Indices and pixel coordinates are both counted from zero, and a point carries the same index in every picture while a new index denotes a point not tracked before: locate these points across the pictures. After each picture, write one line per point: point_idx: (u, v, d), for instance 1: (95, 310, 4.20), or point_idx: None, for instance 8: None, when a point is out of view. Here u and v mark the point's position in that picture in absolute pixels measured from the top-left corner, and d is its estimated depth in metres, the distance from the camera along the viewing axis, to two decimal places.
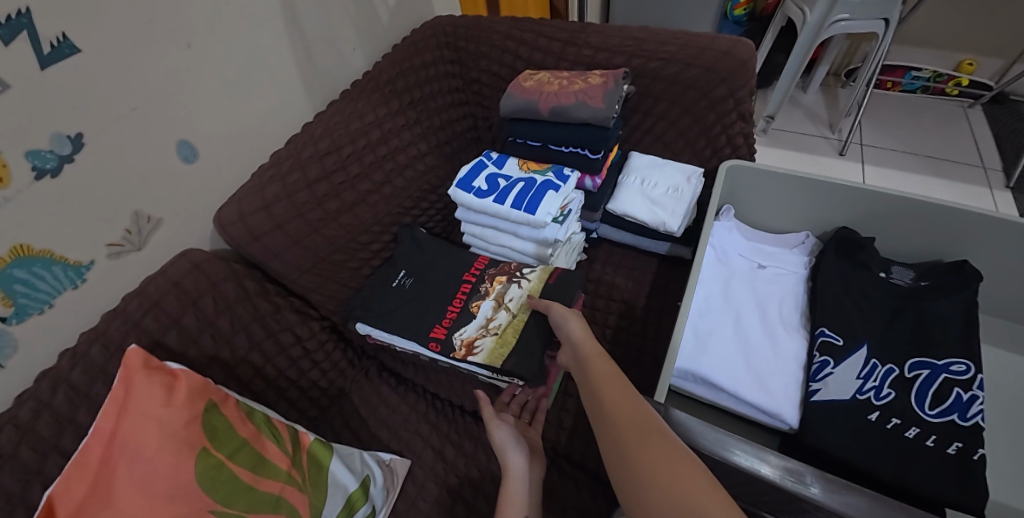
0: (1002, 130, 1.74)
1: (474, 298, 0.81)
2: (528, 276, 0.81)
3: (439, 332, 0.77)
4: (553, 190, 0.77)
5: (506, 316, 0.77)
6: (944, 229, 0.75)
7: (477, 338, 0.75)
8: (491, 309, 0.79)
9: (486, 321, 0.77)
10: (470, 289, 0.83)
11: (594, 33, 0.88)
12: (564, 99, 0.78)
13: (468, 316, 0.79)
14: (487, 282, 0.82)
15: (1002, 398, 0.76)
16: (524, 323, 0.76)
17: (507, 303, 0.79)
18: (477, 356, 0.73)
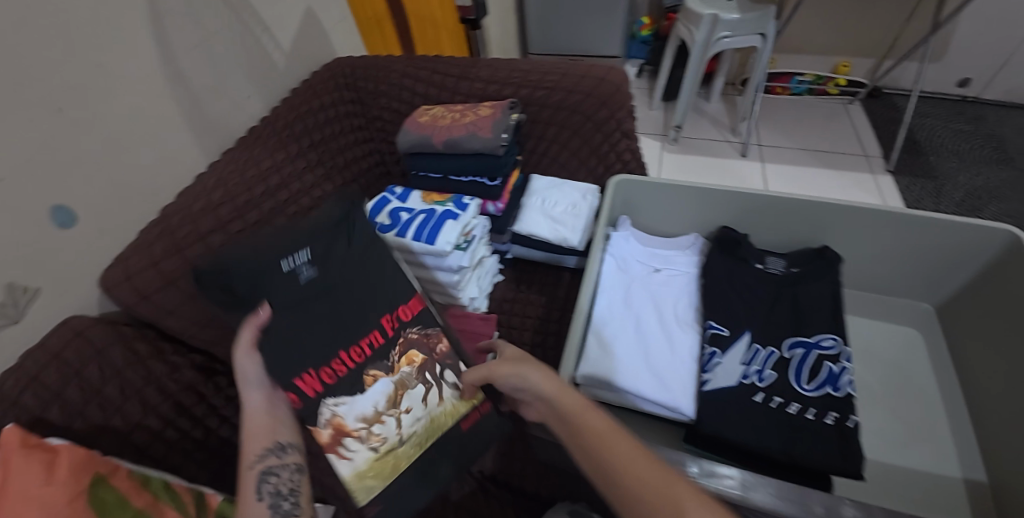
0: (879, 120, 1.95)
1: (339, 399, 0.60)
2: (444, 401, 0.67)
3: (310, 383, 0.57)
4: (452, 219, 0.80)
5: (396, 427, 0.64)
6: (810, 219, 0.83)
7: (352, 438, 0.61)
8: (385, 401, 0.63)
9: (370, 417, 0.62)
10: (377, 349, 0.63)
11: (484, 67, 0.92)
12: (455, 131, 0.82)
13: (359, 388, 0.62)
14: (394, 358, 0.64)
15: (874, 363, 0.85)
16: (403, 462, 0.65)
17: (405, 412, 0.65)
18: (344, 464, 0.61)
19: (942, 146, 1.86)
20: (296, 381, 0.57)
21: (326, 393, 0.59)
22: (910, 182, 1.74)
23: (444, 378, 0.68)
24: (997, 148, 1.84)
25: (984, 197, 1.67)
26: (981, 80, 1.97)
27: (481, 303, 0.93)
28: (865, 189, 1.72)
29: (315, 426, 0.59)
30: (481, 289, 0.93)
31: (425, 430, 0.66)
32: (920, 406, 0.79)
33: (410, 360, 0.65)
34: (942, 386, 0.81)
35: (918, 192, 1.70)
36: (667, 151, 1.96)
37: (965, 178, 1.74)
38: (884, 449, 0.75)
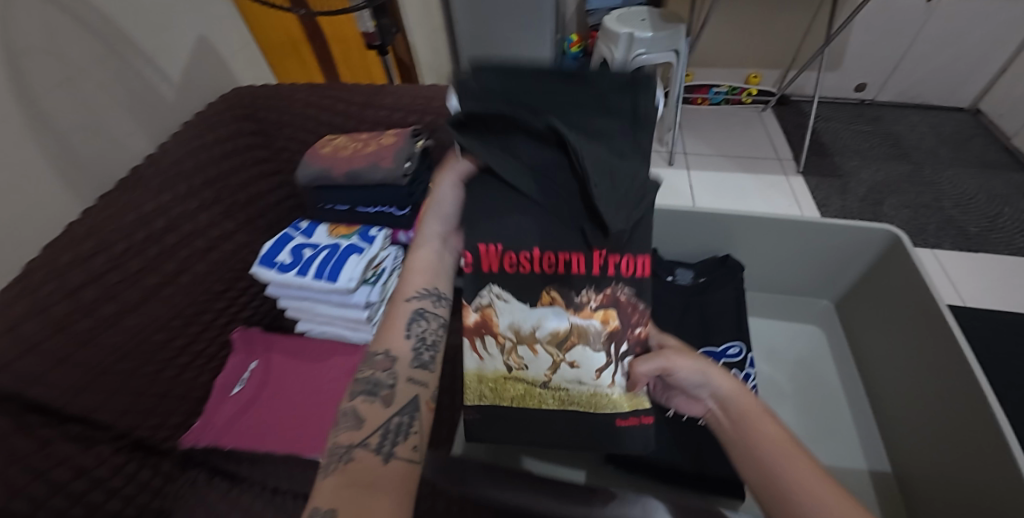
0: (789, 126, 2.09)
1: (602, 289, 0.55)
2: (613, 385, 0.58)
3: (489, 258, 0.55)
4: (356, 254, 0.77)
5: (555, 363, 0.58)
6: (716, 230, 0.86)
7: (494, 339, 0.59)
8: (529, 331, 0.58)
9: (563, 339, 0.56)
10: (574, 272, 0.55)
11: (389, 94, 0.90)
12: (356, 162, 0.79)
13: (508, 301, 0.57)
14: (583, 298, 0.55)
15: (783, 363, 0.88)
16: (534, 400, 0.61)
17: (572, 366, 0.57)
18: (477, 360, 0.61)
19: (846, 147, 2.02)
20: (481, 244, 0.55)
21: (550, 279, 0.56)
22: (820, 182, 1.86)
23: (621, 353, 0.57)
24: (892, 146, 2.02)
25: (885, 192, 1.82)
26: (874, 85, 2.16)
27: None
28: (781, 191, 1.83)
29: (469, 304, 0.58)
30: None
31: (592, 397, 0.58)
32: (825, 401, 0.83)
33: (607, 318, 0.55)
34: (846, 380, 0.85)
35: (827, 190, 1.83)
36: None
37: (867, 175, 1.89)
38: (794, 447, 0.78)
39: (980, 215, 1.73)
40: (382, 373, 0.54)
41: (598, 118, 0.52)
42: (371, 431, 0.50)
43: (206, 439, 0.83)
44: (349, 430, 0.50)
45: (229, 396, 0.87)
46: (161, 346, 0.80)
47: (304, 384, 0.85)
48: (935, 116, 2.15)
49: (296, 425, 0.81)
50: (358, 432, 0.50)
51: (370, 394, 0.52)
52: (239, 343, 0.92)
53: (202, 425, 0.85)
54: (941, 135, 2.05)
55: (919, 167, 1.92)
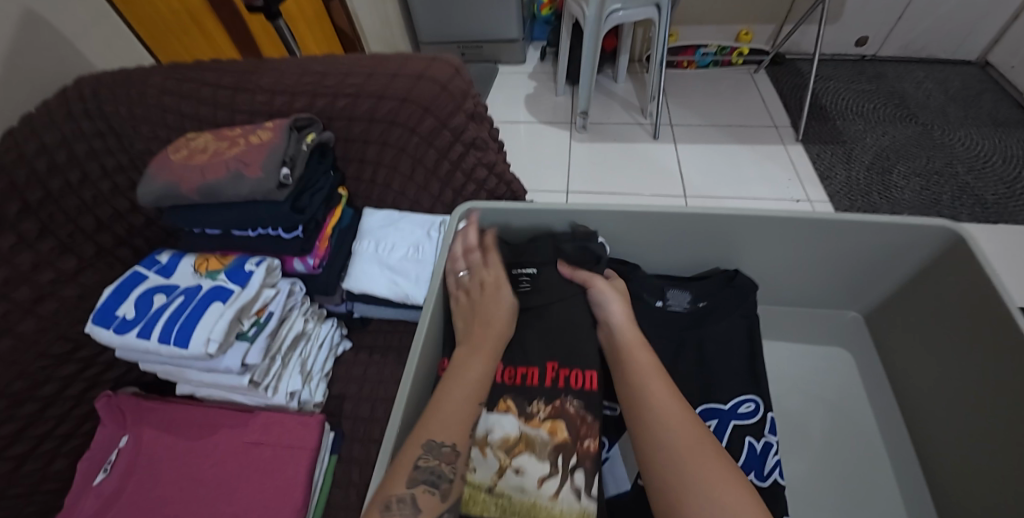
0: (784, 88, 1.87)
1: (550, 401, 0.52)
2: (559, 498, 0.46)
3: None
4: (220, 300, 0.55)
5: (500, 469, 0.48)
6: (711, 233, 0.65)
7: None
8: (506, 441, 0.49)
9: (515, 444, 0.49)
10: (528, 386, 0.54)
11: (268, 72, 0.67)
12: (211, 173, 0.57)
13: (494, 404, 0.52)
14: (557, 409, 0.51)
15: (805, 397, 0.70)
16: (476, 507, 0.47)
17: (518, 471, 0.47)
18: None
19: (848, 109, 1.80)
20: None
21: (508, 386, 0.53)
22: (821, 150, 1.66)
23: (573, 466, 0.47)
24: (899, 106, 1.80)
25: (892, 157, 1.62)
26: (877, 38, 1.93)
27: (315, 392, 0.69)
28: (780, 162, 1.62)
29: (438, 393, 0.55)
30: (310, 373, 0.69)
31: (535, 510, 0.45)
32: (857, 449, 0.65)
33: (556, 429, 0.50)
34: (881, 417, 0.67)
35: (831, 159, 1.62)
36: (575, 141, 1.77)
37: (873, 140, 1.68)
38: (819, 513, 0.61)
39: (997, 180, 1.54)
40: (444, 462, 0.44)
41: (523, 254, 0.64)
42: None
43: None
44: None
45: (92, 486, 0.64)
46: None
47: (188, 468, 0.63)
48: (942, 70, 1.93)
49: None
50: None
51: (434, 484, 0.42)
52: (110, 413, 0.69)
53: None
54: (951, 92, 1.84)
55: (929, 129, 1.71)
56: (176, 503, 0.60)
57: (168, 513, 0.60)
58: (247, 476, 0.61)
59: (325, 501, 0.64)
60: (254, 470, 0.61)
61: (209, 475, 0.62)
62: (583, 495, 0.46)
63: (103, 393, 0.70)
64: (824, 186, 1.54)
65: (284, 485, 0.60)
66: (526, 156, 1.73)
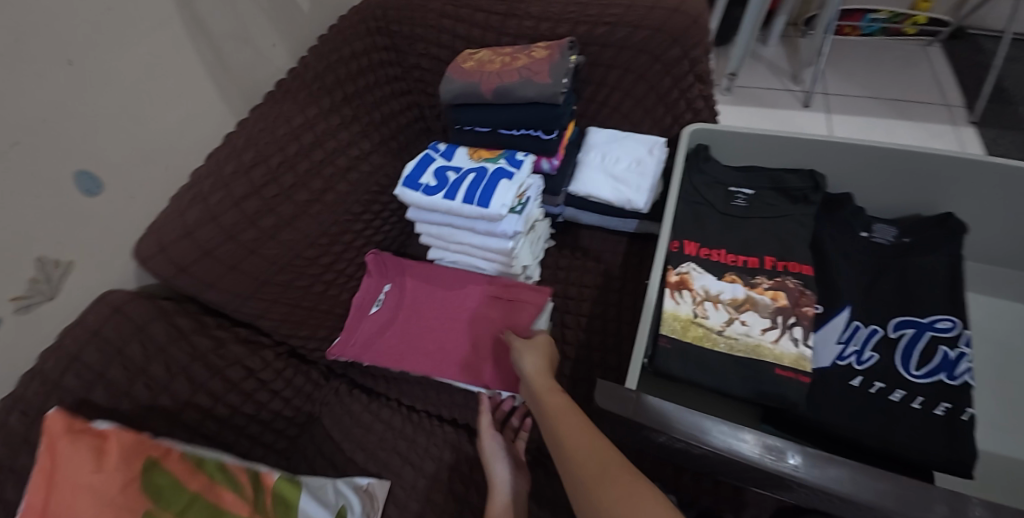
0: (960, 66, 1.74)
1: (772, 277, 0.66)
2: (777, 342, 0.61)
3: (690, 249, 0.71)
4: (506, 179, 0.71)
5: (730, 319, 0.63)
6: (921, 177, 0.72)
7: (690, 292, 0.65)
8: (734, 301, 0.64)
9: (742, 304, 0.64)
10: (750, 268, 0.68)
11: (535, 2, 0.81)
12: (506, 77, 0.72)
13: (719, 273, 0.67)
14: (772, 284, 0.65)
15: (989, 344, 0.75)
16: (709, 342, 0.62)
17: (744, 322, 0.63)
18: (672, 300, 0.65)
19: None
20: (687, 238, 0.72)
21: (732, 266, 0.68)
22: (997, 135, 1.55)
23: (792, 323, 0.62)
24: None
25: None
26: None
27: (533, 271, 0.86)
28: (945, 143, 1.55)
29: (671, 268, 0.68)
30: (534, 255, 0.85)
31: (758, 348, 0.61)
32: None
33: (776, 297, 0.64)
34: None
35: (1007, 146, 1.52)
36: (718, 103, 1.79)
37: None
38: (1004, 437, 0.67)
39: None
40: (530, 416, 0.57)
41: (741, 176, 0.77)
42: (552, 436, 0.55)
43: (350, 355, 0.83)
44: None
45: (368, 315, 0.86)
46: (311, 262, 0.80)
47: (448, 313, 0.83)
48: None
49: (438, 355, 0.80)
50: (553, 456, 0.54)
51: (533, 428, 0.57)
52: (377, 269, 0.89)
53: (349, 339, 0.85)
54: None
55: None
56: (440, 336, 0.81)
57: (432, 344, 0.81)
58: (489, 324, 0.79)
59: None
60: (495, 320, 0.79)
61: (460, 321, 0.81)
62: (800, 344, 0.61)
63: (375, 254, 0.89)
64: None
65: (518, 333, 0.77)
66: None
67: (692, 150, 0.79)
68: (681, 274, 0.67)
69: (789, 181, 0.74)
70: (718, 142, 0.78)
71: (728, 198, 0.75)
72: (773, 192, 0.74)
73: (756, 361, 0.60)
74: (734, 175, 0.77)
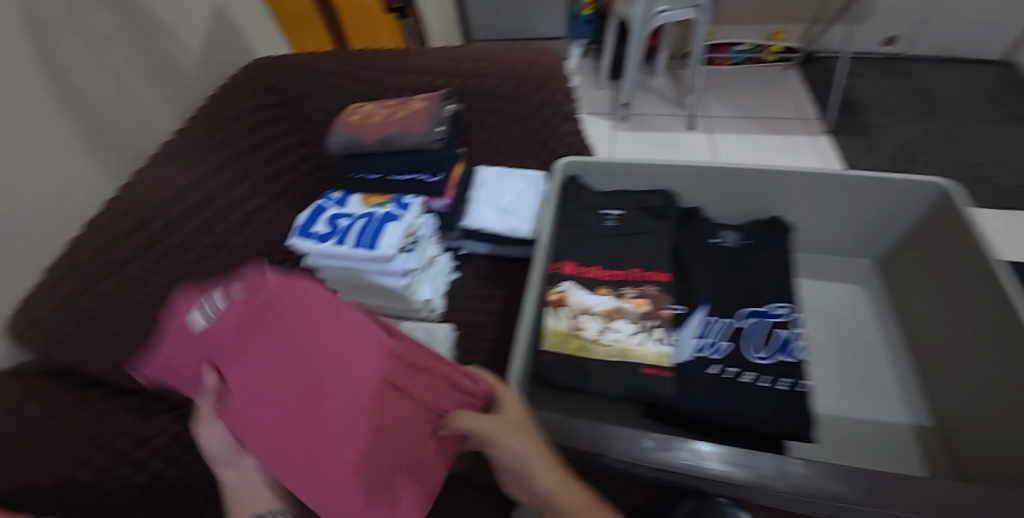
0: (813, 84, 2.03)
1: (637, 286, 0.74)
2: (643, 344, 0.68)
3: (568, 268, 0.78)
4: (393, 221, 0.76)
5: (602, 328, 0.69)
6: (755, 188, 0.85)
7: (567, 308, 0.71)
8: (607, 311, 0.71)
9: (612, 313, 0.71)
10: (619, 279, 0.75)
11: (413, 57, 0.88)
12: (387, 129, 0.78)
13: (592, 288, 0.74)
14: (636, 292, 0.73)
15: (827, 323, 0.87)
16: (585, 351, 0.69)
17: (615, 330, 0.69)
18: (552, 317, 0.71)
19: (874, 104, 1.94)
20: (563, 259, 0.79)
21: (605, 280, 0.75)
22: (848, 140, 1.81)
23: (655, 325, 0.70)
24: (923, 102, 1.93)
25: (915, 149, 1.76)
26: (904, 38, 2.07)
27: (438, 304, 0.89)
28: (807, 151, 1.78)
29: (551, 287, 0.74)
30: (435, 288, 0.89)
31: (627, 352, 0.68)
32: (867, 357, 0.83)
33: (641, 304, 0.72)
34: (887, 335, 0.85)
35: (856, 149, 1.77)
36: (618, 130, 1.96)
37: (897, 132, 1.82)
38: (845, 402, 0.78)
39: (1015, 171, 1.67)
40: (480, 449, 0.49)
41: (609, 199, 0.86)
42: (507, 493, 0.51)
43: (205, 432, 0.38)
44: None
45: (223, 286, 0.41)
46: None
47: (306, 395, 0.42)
48: (970, 68, 2.04)
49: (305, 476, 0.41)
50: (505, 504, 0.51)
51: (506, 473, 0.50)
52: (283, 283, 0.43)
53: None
54: (976, 90, 1.95)
55: (951, 124, 1.84)
56: None
57: (311, 433, 0.41)
58: (415, 440, 0.49)
59: None
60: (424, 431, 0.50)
61: (348, 424, 0.44)
62: (662, 343, 0.68)
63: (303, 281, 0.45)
64: None
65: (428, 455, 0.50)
66: None
67: (567, 180, 0.88)
68: (561, 292, 0.73)
69: (648, 201, 0.84)
70: (586, 170, 0.88)
71: (599, 220, 0.84)
72: (637, 211, 0.84)
73: (626, 364, 0.67)
74: (602, 199, 0.86)
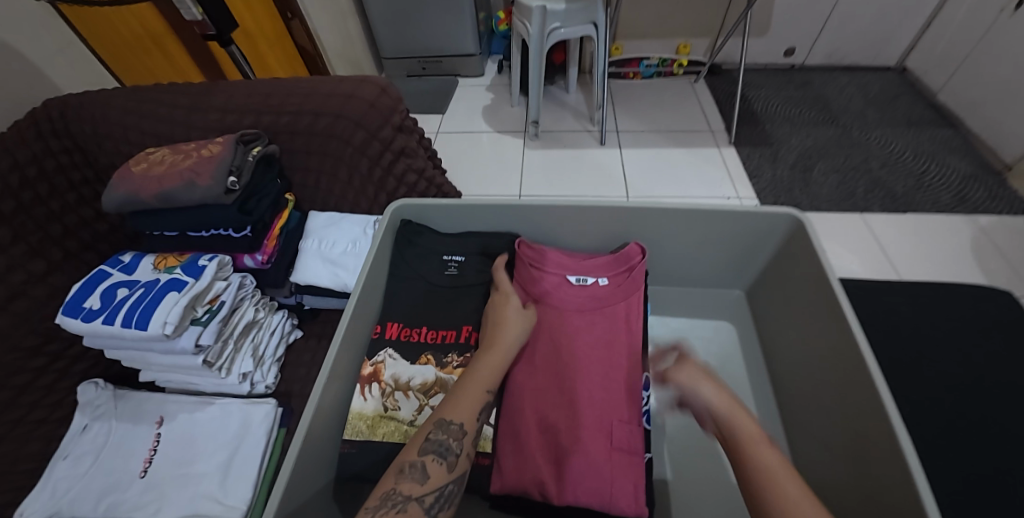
0: (720, 96, 2.04)
1: (463, 353, 0.65)
2: None
3: (392, 332, 0.68)
4: (176, 291, 0.64)
5: (419, 407, 0.61)
6: (611, 222, 0.77)
7: (380, 385, 0.62)
8: (426, 387, 0.62)
9: (431, 387, 0.62)
10: (447, 343, 0.66)
11: (220, 93, 0.77)
12: (168, 182, 0.66)
13: (415, 356, 0.65)
14: (462, 359, 0.64)
15: (694, 364, 0.82)
16: (399, 437, 0.59)
17: (434, 408, 0.60)
18: (362, 399, 0.61)
19: (776, 114, 1.97)
20: (391, 320, 0.69)
21: (430, 345, 0.66)
22: (752, 151, 1.82)
23: None
24: (821, 110, 1.98)
25: (814, 157, 1.79)
26: (802, 49, 2.12)
27: (264, 375, 0.77)
28: (713, 163, 1.78)
29: (366, 359, 0.64)
30: (263, 355, 0.77)
31: None
32: (733, 397, 0.78)
33: None
34: (753, 372, 0.80)
35: (759, 160, 1.78)
36: (528, 148, 1.90)
37: (797, 141, 1.85)
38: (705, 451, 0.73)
39: (906, 174, 1.71)
40: (452, 436, 0.50)
41: (453, 243, 0.77)
42: (431, 491, 0.46)
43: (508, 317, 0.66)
44: (410, 482, 0.46)
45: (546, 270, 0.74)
46: None
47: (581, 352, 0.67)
48: (863, 76, 2.12)
49: (514, 414, 0.62)
50: (420, 486, 0.46)
51: (442, 455, 0.49)
52: (616, 258, 0.76)
53: (42, 495, 0.69)
54: (870, 96, 2.02)
55: (848, 131, 1.89)
56: (147, 477, 0.70)
57: (590, 362, 0.65)
58: (594, 453, 0.57)
59: (275, 467, 0.73)
60: (620, 458, 0.58)
61: (585, 435, 0.58)
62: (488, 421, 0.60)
63: (638, 263, 0.73)
64: (753, 184, 1.69)
65: (607, 475, 0.56)
66: (483, 162, 1.86)
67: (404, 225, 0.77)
68: (378, 366, 0.63)
69: (493, 245, 0.77)
70: (427, 212, 0.77)
71: (441, 268, 0.75)
72: (482, 258, 0.76)
73: None
74: (445, 243, 0.77)
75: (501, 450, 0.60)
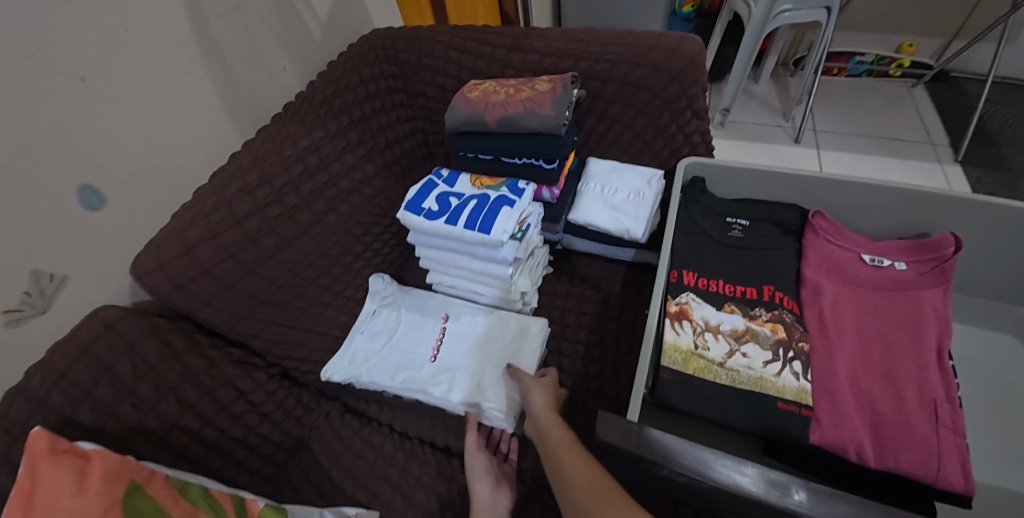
0: (942, 106, 1.81)
1: (770, 309, 0.68)
2: (779, 376, 0.62)
3: (688, 279, 0.72)
4: (508, 206, 0.72)
5: (730, 351, 0.64)
6: (911, 208, 0.75)
7: (690, 323, 0.67)
8: (735, 334, 0.66)
9: (742, 335, 0.65)
10: (749, 298, 0.70)
11: (538, 37, 0.84)
12: (511, 109, 0.74)
13: (717, 304, 0.69)
14: (766, 314, 0.67)
15: (978, 378, 0.75)
16: (710, 374, 0.63)
17: (745, 354, 0.64)
18: (674, 332, 0.66)
19: (1016, 135, 1.69)
20: (685, 268, 0.73)
21: (732, 297, 0.70)
22: (982, 173, 1.60)
23: (792, 357, 0.63)
24: None
25: None
26: None
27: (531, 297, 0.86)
28: (930, 179, 1.60)
29: (670, 297, 0.70)
30: (533, 280, 0.86)
31: (760, 381, 0.62)
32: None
33: (775, 329, 0.66)
34: None
35: (992, 185, 1.56)
36: (712, 136, 1.84)
37: None
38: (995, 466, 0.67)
39: None
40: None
41: (738, 207, 0.79)
42: None
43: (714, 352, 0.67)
44: None
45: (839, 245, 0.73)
46: (308, 284, 0.81)
47: (882, 329, 0.65)
48: None
49: (826, 374, 0.62)
50: None
51: None
52: (921, 244, 0.70)
53: (342, 361, 0.83)
54: None
55: None
56: (437, 362, 0.81)
57: (898, 340, 0.64)
58: (918, 426, 0.56)
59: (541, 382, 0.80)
60: (948, 437, 0.55)
61: (908, 409, 0.57)
62: (801, 378, 0.61)
63: (954, 253, 0.66)
64: None
65: (935, 449, 0.54)
66: None
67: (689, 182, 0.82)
68: (684, 306, 0.68)
69: (783, 215, 0.77)
70: (714, 173, 0.81)
71: (725, 228, 0.77)
72: (770, 225, 0.77)
73: (758, 394, 0.61)
74: (729, 206, 0.80)
75: (815, 405, 0.59)
